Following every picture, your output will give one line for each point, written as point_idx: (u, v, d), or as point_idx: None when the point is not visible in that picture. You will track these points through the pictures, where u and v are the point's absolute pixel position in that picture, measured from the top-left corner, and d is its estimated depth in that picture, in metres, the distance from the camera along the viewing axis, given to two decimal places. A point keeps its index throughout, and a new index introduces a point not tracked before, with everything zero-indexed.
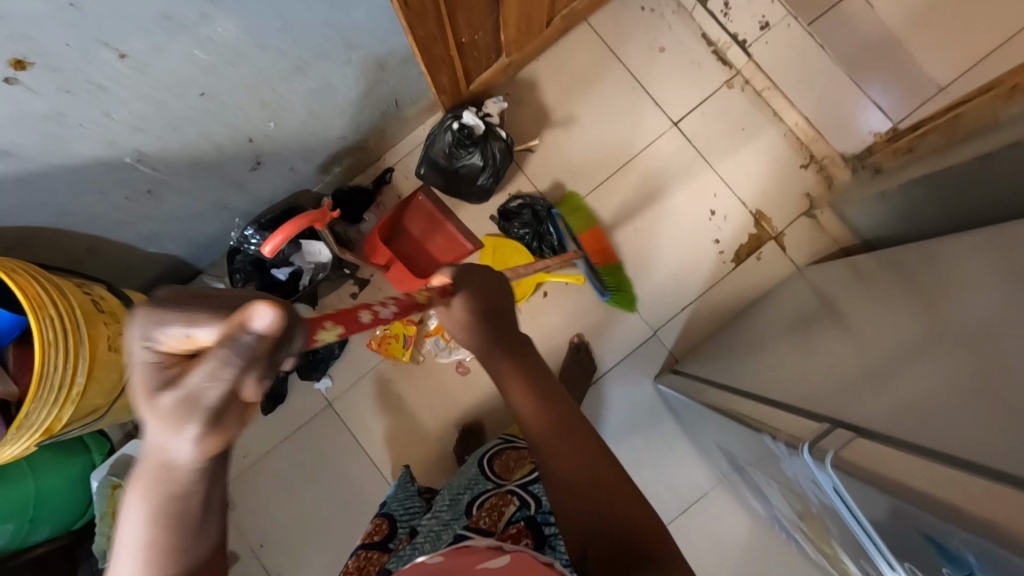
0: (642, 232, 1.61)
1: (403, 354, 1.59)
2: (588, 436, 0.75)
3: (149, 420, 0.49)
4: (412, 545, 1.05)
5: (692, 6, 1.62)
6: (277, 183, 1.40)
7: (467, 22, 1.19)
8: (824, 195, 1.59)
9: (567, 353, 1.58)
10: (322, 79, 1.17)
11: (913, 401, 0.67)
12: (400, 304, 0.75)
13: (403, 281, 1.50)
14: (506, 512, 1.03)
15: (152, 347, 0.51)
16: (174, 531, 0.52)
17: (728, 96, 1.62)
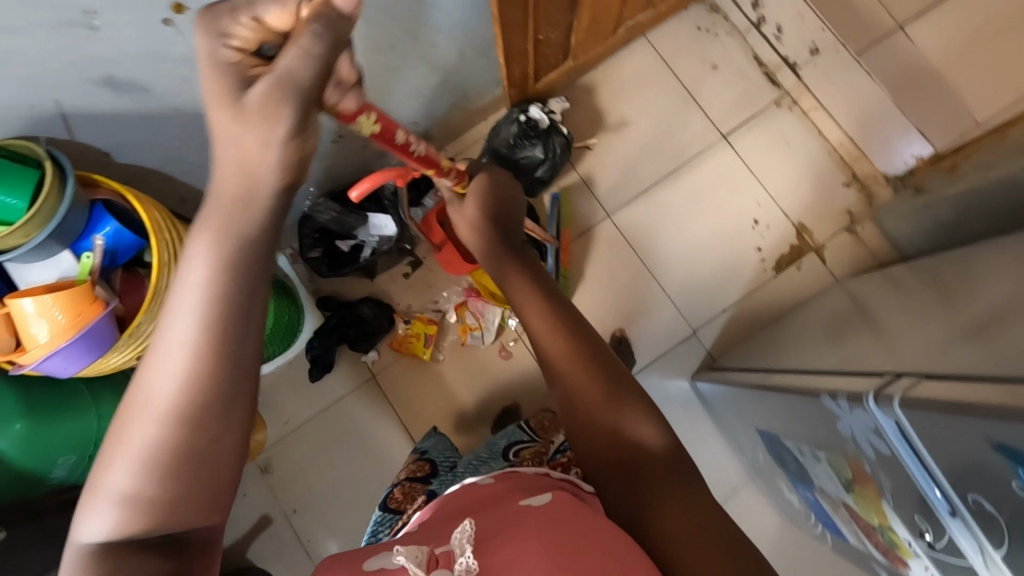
0: (688, 234, 1.68)
1: (424, 352, 1.64)
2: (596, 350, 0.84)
3: (234, 118, 0.54)
4: (457, 473, 1.11)
5: (746, 30, 1.72)
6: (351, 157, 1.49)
7: (546, 18, 1.30)
8: (865, 210, 1.65)
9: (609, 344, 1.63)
10: (407, 59, 1.27)
11: (965, 350, 0.73)
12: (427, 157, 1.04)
13: (451, 264, 1.60)
14: (553, 447, 1.11)
15: (222, 42, 0.58)
16: (232, 285, 0.53)
17: (776, 114, 1.71)
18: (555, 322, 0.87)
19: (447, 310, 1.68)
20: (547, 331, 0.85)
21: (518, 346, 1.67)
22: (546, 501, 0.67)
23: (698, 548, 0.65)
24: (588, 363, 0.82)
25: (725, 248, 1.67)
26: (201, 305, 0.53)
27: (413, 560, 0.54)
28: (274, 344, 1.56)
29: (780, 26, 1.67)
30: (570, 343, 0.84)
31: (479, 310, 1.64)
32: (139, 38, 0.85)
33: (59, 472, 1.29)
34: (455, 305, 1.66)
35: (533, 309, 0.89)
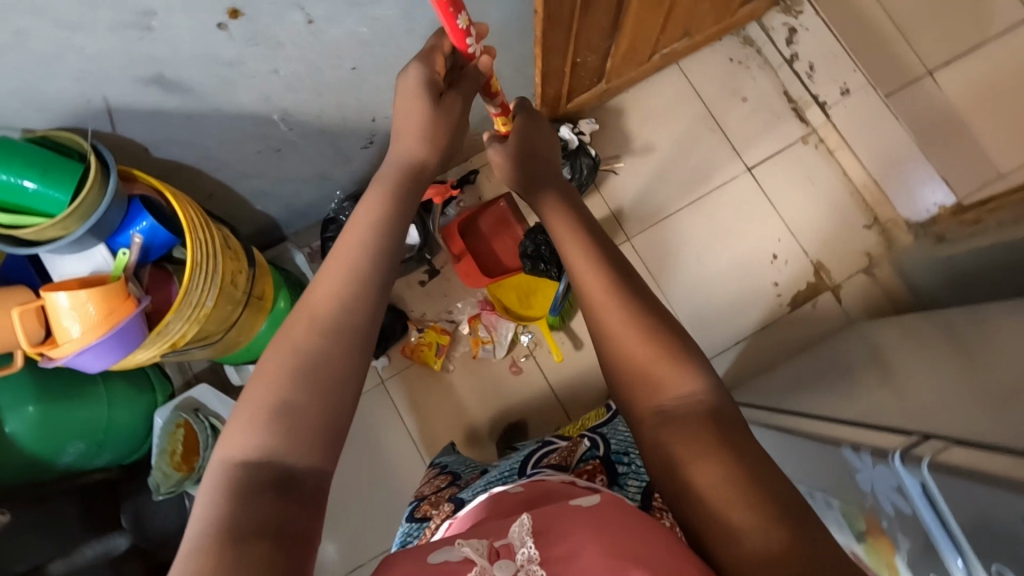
0: (706, 263, 1.69)
1: (435, 362, 1.64)
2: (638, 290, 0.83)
3: None
4: (482, 479, 1.10)
5: (778, 65, 1.74)
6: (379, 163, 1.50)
7: (587, 42, 1.31)
8: (885, 254, 1.65)
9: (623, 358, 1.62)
10: None
11: (990, 411, 0.74)
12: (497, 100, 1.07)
13: (470, 276, 1.61)
14: (580, 451, 1.09)
15: None
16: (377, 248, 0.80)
17: (802, 151, 1.72)
18: (608, 275, 0.85)
19: (460, 321, 1.67)
20: (596, 286, 0.84)
21: (529, 362, 1.66)
22: (595, 503, 0.66)
23: (716, 484, 0.64)
24: (640, 318, 0.80)
25: (742, 279, 1.67)
26: (354, 257, 0.78)
27: (475, 551, 0.59)
28: None
29: (812, 65, 1.69)
30: (622, 296, 0.82)
31: (492, 325, 1.65)
32: (191, 41, 0.85)
33: (67, 458, 1.29)
34: (469, 317, 1.66)
35: (582, 262, 0.87)
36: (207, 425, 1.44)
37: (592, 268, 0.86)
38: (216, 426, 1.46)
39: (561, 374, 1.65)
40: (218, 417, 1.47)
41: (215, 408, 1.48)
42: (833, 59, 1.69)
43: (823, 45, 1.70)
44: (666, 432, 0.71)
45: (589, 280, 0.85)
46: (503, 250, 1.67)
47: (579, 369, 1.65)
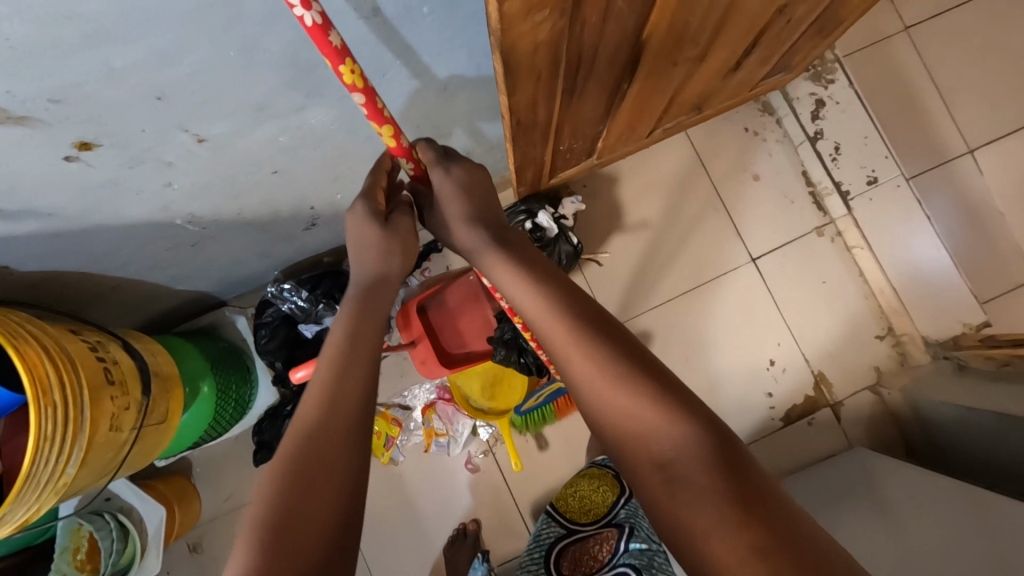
0: (693, 365, 1.51)
1: (382, 454, 1.49)
2: (587, 315, 0.66)
3: None
4: None
5: (799, 142, 1.52)
6: (328, 238, 1.31)
7: (571, 132, 1.09)
8: (896, 372, 1.47)
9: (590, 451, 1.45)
10: None
11: None
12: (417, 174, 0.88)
13: (426, 363, 1.42)
14: None
15: None
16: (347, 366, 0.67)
17: (816, 243, 1.52)
18: (570, 307, 0.67)
19: (414, 407, 1.51)
20: (556, 313, 0.67)
21: (486, 458, 1.51)
22: None
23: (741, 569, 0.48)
24: (619, 365, 0.62)
25: (733, 386, 1.50)
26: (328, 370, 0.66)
27: None
28: (227, 417, 1.39)
29: (838, 146, 1.48)
30: (592, 334, 0.64)
31: (448, 417, 1.49)
32: (33, 175, 0.66)
33: None
34: (423, 407, 1.50)
35: (546, 289, 0.69)
36: (113, 524, 1.26)
37: (553, 295, 0.68)
38: (125, 523, 1.29)
39: (522, 475, 1.49)
40: (128, 512, 1.30)
41: (126, 500, 1.32)
42: (863, 142, 1.47)
43: (854, 124, 1.48)
44: (672, 500, 0.54)
45: (553, 311, 0.67)
46: (464, 335, 1.50)
47: (543, 473, 1.49)
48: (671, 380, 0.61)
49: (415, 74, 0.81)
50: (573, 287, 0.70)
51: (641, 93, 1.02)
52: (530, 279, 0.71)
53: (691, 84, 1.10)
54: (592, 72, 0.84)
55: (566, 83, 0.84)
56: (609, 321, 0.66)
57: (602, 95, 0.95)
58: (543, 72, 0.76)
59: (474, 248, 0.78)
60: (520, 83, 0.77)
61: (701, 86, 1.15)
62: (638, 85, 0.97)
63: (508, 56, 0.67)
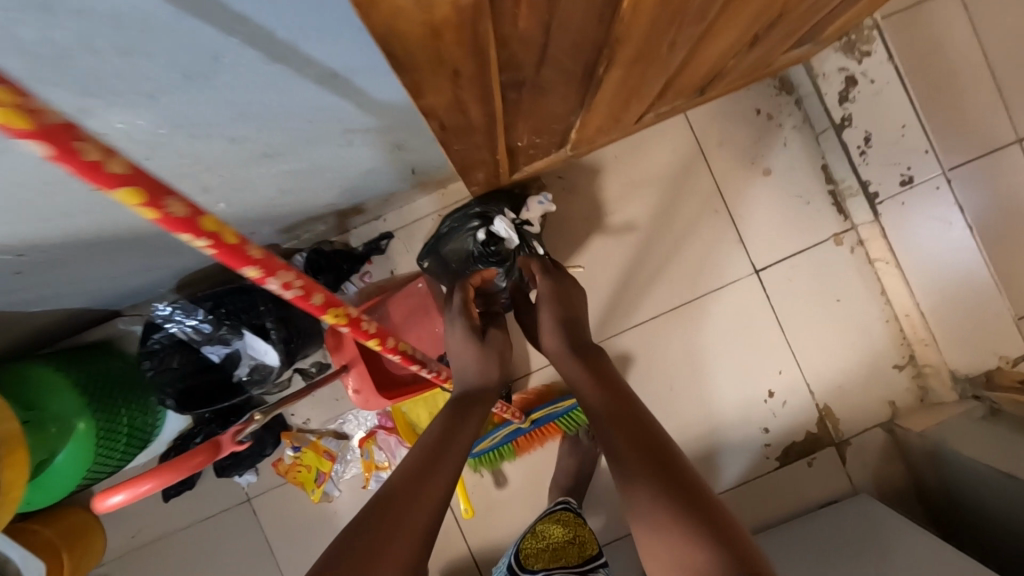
0: (680, 393, 1.29)
1: (313, 491, 1.28)
2: (638, 418, 0.82)
3: None
4: None
5: (822, 129, 1.26)
6: (233, 245, 1.05)
7: (531, 128, 0.82)
8: (913, 408, 1.26)
9: (553, 493, 1.25)
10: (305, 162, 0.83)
11: None
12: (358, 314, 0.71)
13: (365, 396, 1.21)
14: None
15: None
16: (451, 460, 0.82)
17: (832, 254, 1.27)
18: (624, 428, 0.81)
19: (352, 436, 1.30)
20: (616, 413, 0.83)
21: None
22: None
23: None
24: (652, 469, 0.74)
25: (725, 418, 1.29)
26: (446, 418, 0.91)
27: None
28: (130, 448, 1.16)
29: (869, 136, 1.20)
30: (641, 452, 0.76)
31: (391, 450, 1.28)
32: None
33: None
34: (361, 438, 1.27)
35: (611, 413, 0.84)
36: None
37: (608, 392, 0.88)
38: None
39: (476, 516, 1.30)
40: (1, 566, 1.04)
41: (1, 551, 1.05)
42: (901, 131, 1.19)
43: (891, 109, 1.19)
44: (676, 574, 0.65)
45: (610, 432, 0.81)
46: (410, 356, 1.28)
47: (500, 514, 1.29)
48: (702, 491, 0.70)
49: (280, 59, 0.54)
50: (635, 415, 0.83)
51: (625, 81, 0.75)
52: (602, 407, 0.86)
53: (690, 65, 0.83)
54: (545, 60, 0.58)
55: (508, 75, 0.58)
56: (655, 440, 0.78)
57: (567, 85, 0.69)
58: (465, 63, 0.50)
59: (567, 362, 0.97)
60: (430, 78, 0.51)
61: (705, 66, 0.88)
62: (619, 72, 0.70)
63: (389, 41, 0.41)
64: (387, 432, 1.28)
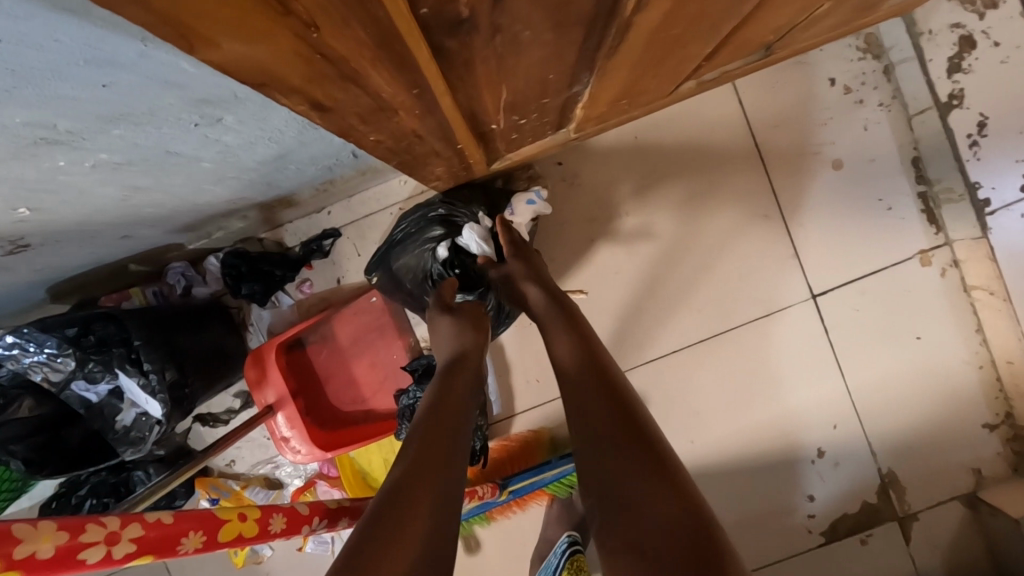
0: (701, 447, 1.02)
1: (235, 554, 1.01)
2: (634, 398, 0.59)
3: None
4: None
5: (918, 110, 0.93)
6: (102, 251, 0.77)
7: (507, 104, 0.51)
8: (1004, 479, 0.98)
9: (535, 568, 0.99)
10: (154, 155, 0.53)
11: None
12: (151, 534, 0.43)
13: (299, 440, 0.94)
14: None
15: None
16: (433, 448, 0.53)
17: (915, 277, 0.96)
18: (598, 400, 0.58)
19: (290, 484, 1.04)
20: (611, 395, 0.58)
21: None
22: None
23: None
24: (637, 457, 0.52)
25: (758, 479, 1.02)
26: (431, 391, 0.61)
27: None
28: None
29: (984, 120, 0.88)
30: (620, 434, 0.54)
31: None
32: None
33: None
34: (297, 491, 1.00)
35: (588, 379, 0.61)
36: None
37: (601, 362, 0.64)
38: None
39: None
40: None
41: None
42: None
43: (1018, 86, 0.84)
44: None
45: (580, 407, 0.59)
46: (360, 389, 1.01)
47: None
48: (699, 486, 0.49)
49: None
50: (613, 381, 0.61)
51: (665, 30, 0.44)
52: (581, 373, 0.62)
53: (768, 5, 0.51)
54: None
55: (431, 2, 0.27)
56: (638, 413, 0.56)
57: (563, 33, 0.38)
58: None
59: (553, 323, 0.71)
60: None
61: (788, 8, 0.55)
62: (657, 11, 0.39)
63: None
64: (331, 483, 1.01)
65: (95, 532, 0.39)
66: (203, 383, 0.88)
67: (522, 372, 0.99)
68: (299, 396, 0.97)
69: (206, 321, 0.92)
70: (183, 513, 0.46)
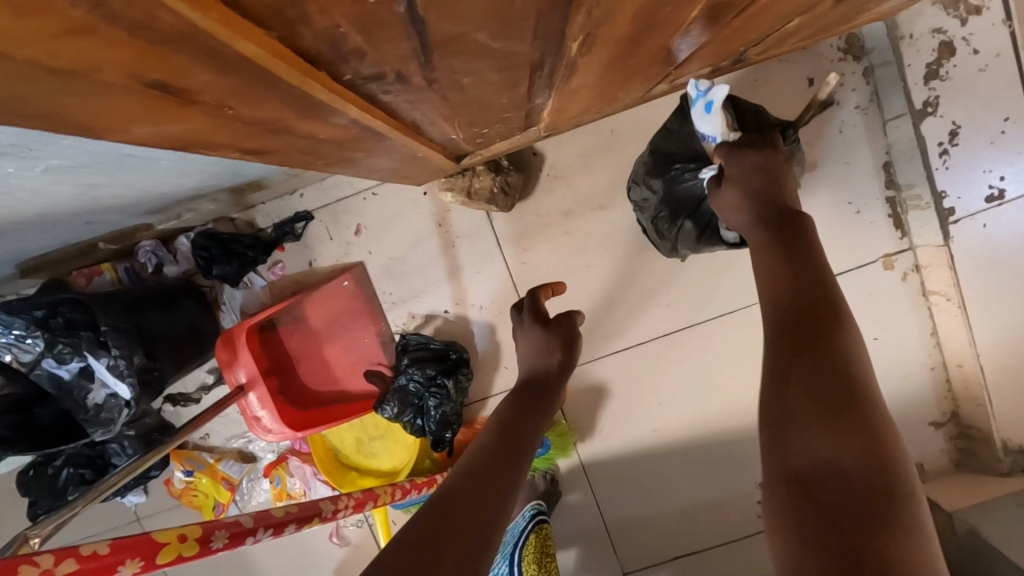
0: (664, 434, 1.05)
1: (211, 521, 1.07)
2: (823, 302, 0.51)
3: None
4: None
5: (894, 115, 0.93)
6: (64, 235, 0.76)
7: (463, 122, 0.51)
8: (946, 472, 1.03)
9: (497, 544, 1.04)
10: (111, 159, 0.53)
11: None
12: (85, 566, 0.45)
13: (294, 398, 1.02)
14: None
15: None
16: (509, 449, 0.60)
17: (878, 280, 0.99)
18: (793, 352, 0.47)
19: (262, 459, 1.07)
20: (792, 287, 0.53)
21: (360, 530, 1.08)
22: None
23: None
24: (831, 443, 0.41)
25: (721, 465, 1.05)
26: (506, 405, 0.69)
27: None
28: None
29: (957, 127, 0.88)
30: (806, 406, 0.44)
31: (305, 483, 1.05)
32: None
33: None
34: (269, 466, 1.04)
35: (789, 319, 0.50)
36: None
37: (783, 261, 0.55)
38: None
39: None
40: None
41: None
42: (1004, 128, 0.85)
43: (996, 93, 0.85)
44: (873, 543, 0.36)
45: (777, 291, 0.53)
46: (332, 370, 1.03)
47: None
48: (912, 515, 0.37)
49: None
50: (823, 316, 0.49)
51: (617, 61, 0.44)
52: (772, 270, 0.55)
53: (732, 28, 0.50)
54: (426, 42, 0.27)
55: (349, 67, 0.27)
56: (834, 395, 0.43)
57: (505, 73, 0.37)
58: (167, 47, 0.21)
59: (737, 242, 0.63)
60: (97, 77, 0.22)
61: (758, 25, 0.54)
62: (604, 50, 0.39)
63: None
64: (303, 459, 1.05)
65: (29, 570, 0.43)
66: (173, 365, 0.90)
67: (492, 360, 1.01)
68: (270, 376, 0.99)
69: (178, 300, 0.93)
70: (121, 539, 0.48)
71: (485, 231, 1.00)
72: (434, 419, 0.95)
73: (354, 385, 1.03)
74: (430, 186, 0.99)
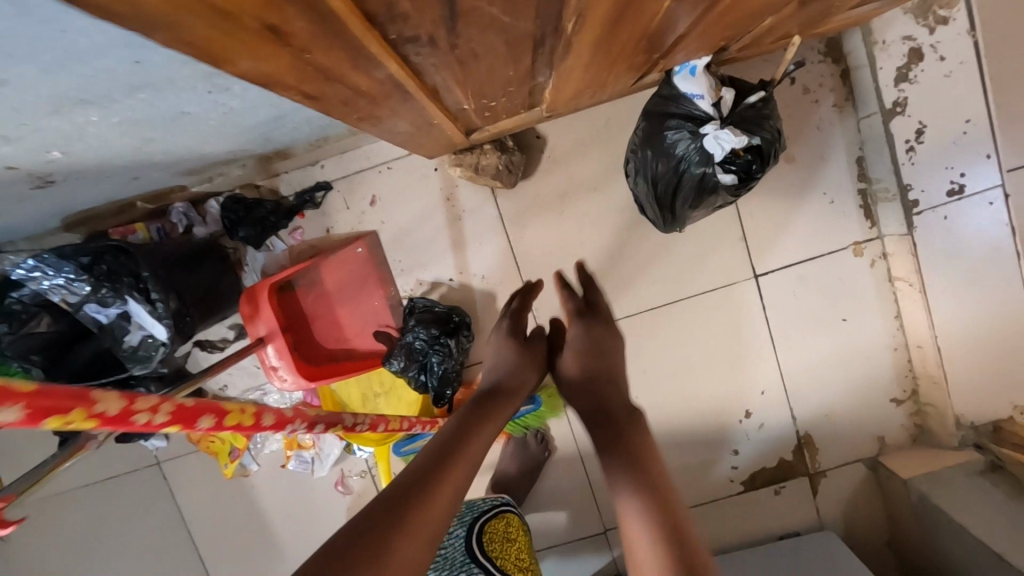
0: (647, 401, 1.14)
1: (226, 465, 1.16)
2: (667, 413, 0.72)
3: None
4: None
5: (867, 113, 1.02)
6: (112, 189, 0.85)
7: (474, 93, 0.60)
8: (905, 445, 1.12)
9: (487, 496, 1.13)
10: (169, 115, 0.61)
11: None
12: (182, 410, 0.52)
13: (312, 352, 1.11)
14: None
15: None
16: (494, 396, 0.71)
17: (849, 266, 1.07)
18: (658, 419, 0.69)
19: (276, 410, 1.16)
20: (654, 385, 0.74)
21: (363, 480, 1.18)
22: None
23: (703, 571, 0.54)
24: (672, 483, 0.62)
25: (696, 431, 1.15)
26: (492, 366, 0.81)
27: None
28: None
29: (923, 127, 0.96)
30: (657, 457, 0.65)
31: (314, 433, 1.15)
32: None
33: None
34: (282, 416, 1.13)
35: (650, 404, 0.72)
36: None
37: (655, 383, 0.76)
38: None
39: None
40: None
41: None
42: (965, 128, 0.93)
43: (958, 97, 0.93)
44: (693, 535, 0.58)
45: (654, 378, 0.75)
46: (344, 330, 1.12)
47: None
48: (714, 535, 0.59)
49: None
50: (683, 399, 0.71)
51: (606, 43, 0.53)
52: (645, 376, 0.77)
53: (707, 22, 0.59)
54: (453, 12, 0.36)
55: (394, 29, 0.36)
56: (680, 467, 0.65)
57: (511, 46, 0.46)
58: (277, 5, 0.30)
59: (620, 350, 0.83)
60: (224, 25, 0.31)
61: (731, 22, 0.63)
62: (593, 31, 0.48)
63: None
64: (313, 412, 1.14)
65: (148, 401, 0.49)
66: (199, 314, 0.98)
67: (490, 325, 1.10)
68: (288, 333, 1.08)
69: (202, 260, 1.02)
70: (202, 400, 0.55)
71: (488, 206, 1.08)
72: (438, 375, 1.03)
73: (364, 345, 1.12)
74: (440, 163, 1.08)
